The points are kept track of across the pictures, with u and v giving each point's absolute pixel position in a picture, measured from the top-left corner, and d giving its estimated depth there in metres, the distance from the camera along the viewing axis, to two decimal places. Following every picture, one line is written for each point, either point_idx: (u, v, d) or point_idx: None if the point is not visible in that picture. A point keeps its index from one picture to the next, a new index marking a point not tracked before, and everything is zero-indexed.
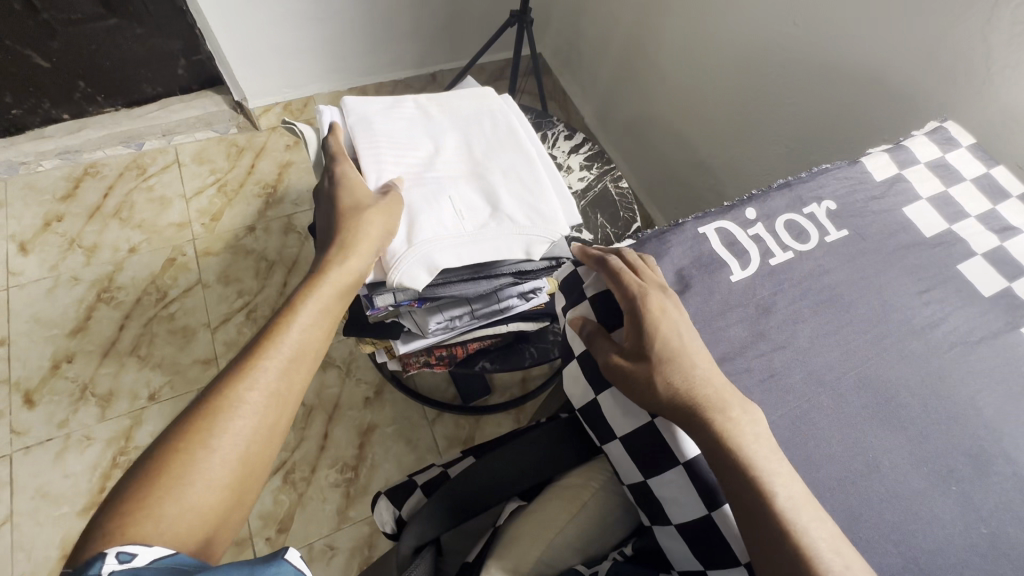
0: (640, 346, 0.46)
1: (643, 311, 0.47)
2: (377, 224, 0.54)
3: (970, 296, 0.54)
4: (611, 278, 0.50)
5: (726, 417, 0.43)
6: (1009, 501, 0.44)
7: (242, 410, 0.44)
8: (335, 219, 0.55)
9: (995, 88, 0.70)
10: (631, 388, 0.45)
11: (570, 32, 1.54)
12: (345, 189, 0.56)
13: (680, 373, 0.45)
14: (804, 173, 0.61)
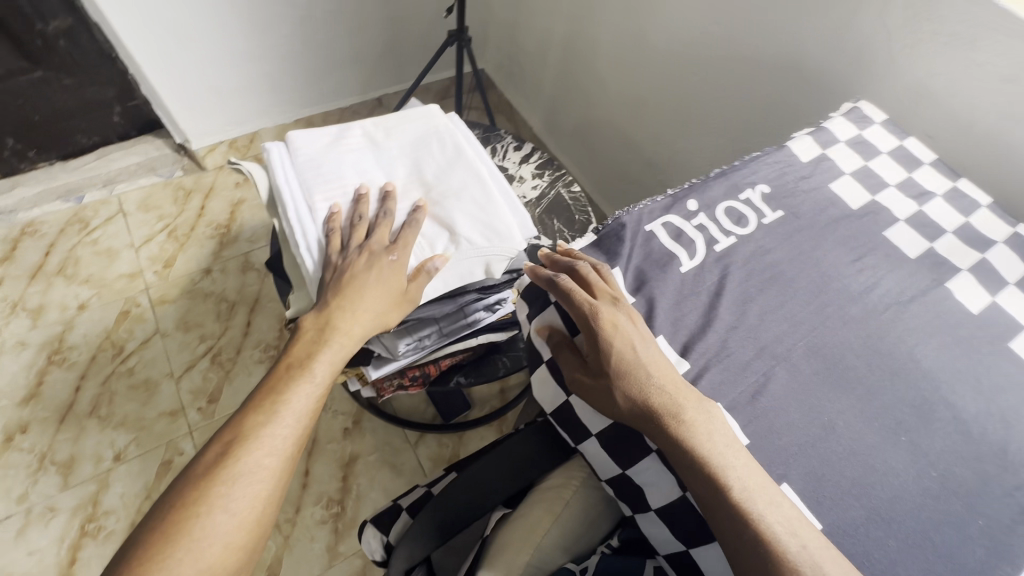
0: (597, 363, 0.48)
1: (594, 329, 0.48)
2: (379, 297, 0.56)
3: (898, 259, 0.58)
4: (561, 296, 0.50)
5: (682, 425, 0.44)
6: (953, 443, 0.48)
7: (257, 475, 0.46)
8: (343, 283, 0.56)
9: (898, 67, 0.75)
10: (595, 403, 0.48)
11: (509, 47, 1.58)
12: (372, 276, 0.56)
13: (637, 386, 0.46)
14: (738, 162, 0.64)
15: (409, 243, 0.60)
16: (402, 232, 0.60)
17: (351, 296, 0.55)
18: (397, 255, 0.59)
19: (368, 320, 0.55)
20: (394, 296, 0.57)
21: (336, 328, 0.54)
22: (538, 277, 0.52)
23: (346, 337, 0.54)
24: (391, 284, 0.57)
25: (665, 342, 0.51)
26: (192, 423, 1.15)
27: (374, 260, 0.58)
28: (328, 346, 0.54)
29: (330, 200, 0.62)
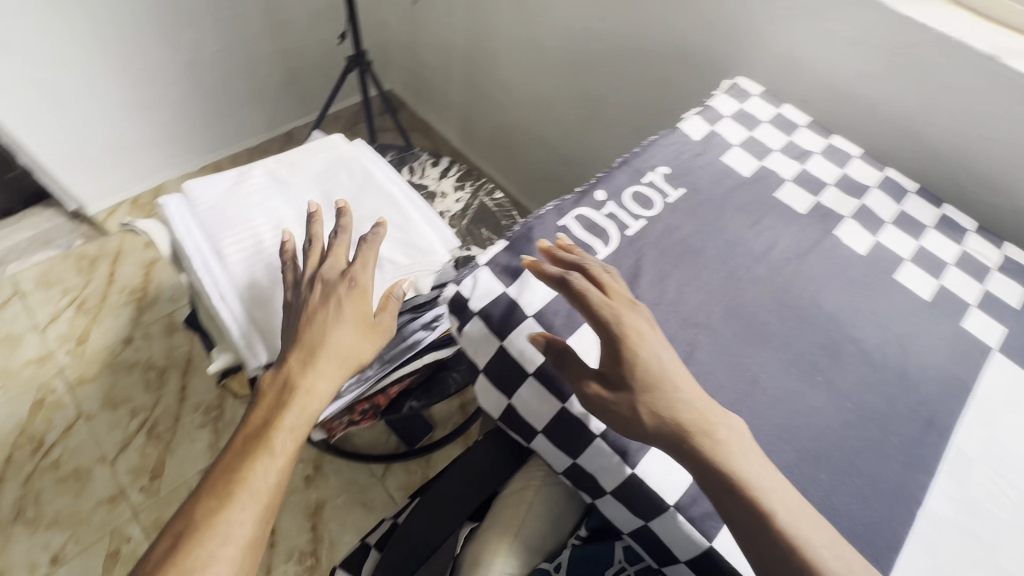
0: (617, 373, 0.44)
1: (618, 335, 0.44)
2: (342, 341, 0.51)
3: (790, 216, 0.63)
4: (576, 299, 0.46)
5: (707, 438, 0.42)
6: (861, 374, 0.53)
7: (214, 566, 0.42)
8: (303, 331, 0.52)
9: (765, 42, 0.82)
10: (613, 417, 0.44)
11: (413, 65, 1.59)
12: (335, 306, 0.53)
13: (663, 397, 0.43)
14: (637, 148, 0.68)
15: (367, 270, 0.56)
16: (359, 260, 0.57)
17: (309, 346, 0.51)
18: (356, 285, 0.54)
19: (330, 370, 0.51)
20: (357, 332, 0.53)
21: (292, 387, 0.49)
22: (549, 277, 0.47)
23: (306, 394, 0.49)
24: (355, 318, 0.53)
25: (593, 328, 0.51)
26: (136, 505, 1.06)
27: (330, 291, 0.54)
28: (284, 409, 0.48)
29: (240, 245, 0.60)
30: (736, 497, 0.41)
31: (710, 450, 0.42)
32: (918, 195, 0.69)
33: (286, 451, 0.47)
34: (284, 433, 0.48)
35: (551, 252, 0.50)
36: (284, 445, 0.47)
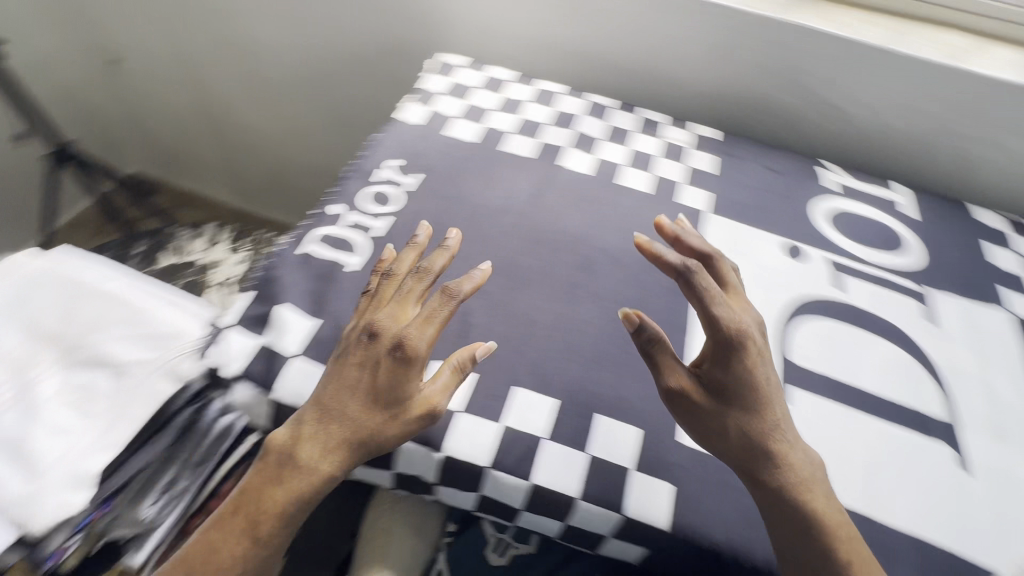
0: (720, 378, 0.43)
1: (735, 336, 0.43)
2: (372, 423, 0.41)
3: (520, 163, 0.69)
4: (694, 287, 0.44)
5: (792, 476, 0.43)
6: (613, 274, 0.59)
7: None
8: (333, 393, 0.42)
9: (454, 16, 0.88)
10: (697, 418, 0.43)
11: (144, 141, 1.40)
12: (380, 375, 0.42)
13: (755, 416, 0.43)
14: (363, 152, 0.68)
15: (434, 330, 0.42)
16: (430, 314, 0.43)
17: (333, 416, 0.42)
18: (404, 356, 0.41)
19: (349, 450, 0.41)
20: (393, 414, 0.42)
21: (296, 462, 0.41)
22: (676, 263, 0.45)
23: (311, 476, 0.41)
24: (393, 393, 0.41)
25: None
26: None
27: (374, 357, 0.42)
28: (281, 485, 0.41)
29: None
30: (796, 529, 0.41)
31: (793, 484, 0.42)
32: (618, 108, 0.79)
33: (273, 533, 0.40)
34: (275, 514, 0.40)
35: (675, 236, 0.50)
36: (267, 526, 0.40)
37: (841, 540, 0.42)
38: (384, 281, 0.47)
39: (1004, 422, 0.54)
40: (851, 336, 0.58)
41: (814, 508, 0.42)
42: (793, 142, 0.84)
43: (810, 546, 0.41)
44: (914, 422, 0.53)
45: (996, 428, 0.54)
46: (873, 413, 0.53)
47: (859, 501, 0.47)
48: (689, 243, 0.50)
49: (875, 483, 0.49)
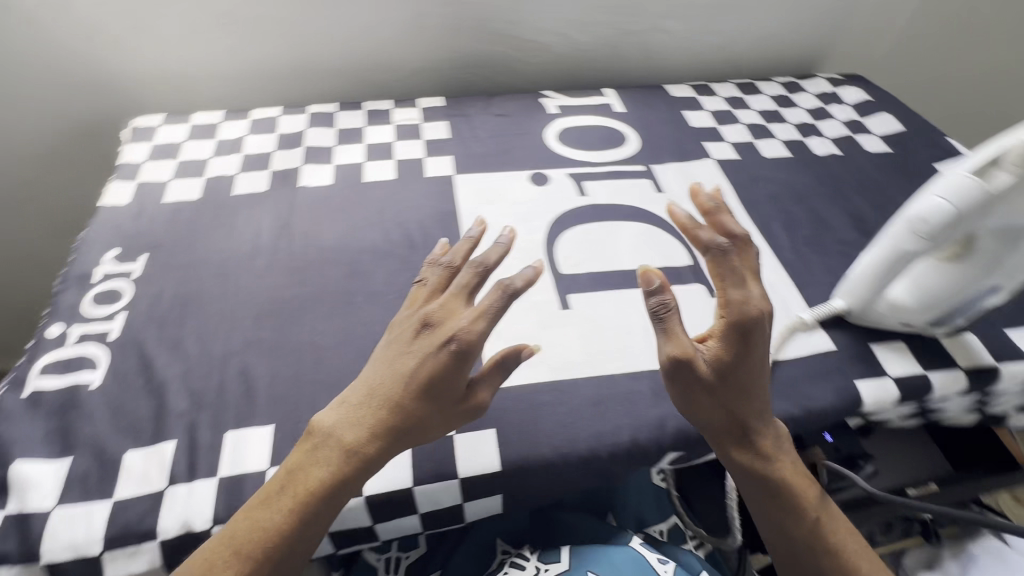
0: (728, 363, 0.42)
1: (750, 328, 0.40)
2: (427, 414, 0.42)
3: (257, 200, 0.66)
4: (719, 268, 0.40)
5: (772, 454, 0.45)
6: (383, 268, 0.60)
7: None
8: (393, 381, 0.42)
9: (135, 75, 0.81)
10: (693, 397, 0.42)
11: None
12: (435, 369, 0.41)
13: (750, 399, 0.43)
14: (70, 257, 0.60)
15: (494, 320, 0.42)
16: (490, 305, 0.42)
17: (379, 404, 0.42)
18: (462, 350, 0.41)
19: (394, 437, 0.41)
20: (441, 405, 0.42)
21: (342, 443, 0.41)
22: (707, 246, 0.40)
23: (355, 461, 0.41)
24: (444, 390, 0.42)
25: (136, 448, 0.46)
26: None
27: (431, 354, 0.42)
28: (325, 462, 0.41)
29: None
30: (766, 496, 0.45)
31: (773, 460, 0.45)
32: (341, 110, 0.79)
33: (313, 511, 0.40)
34: (316, 493, 0.40)
35: (711, 210, 0.42)
36: (307, 505, 0.40)
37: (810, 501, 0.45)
38: (444, 274, 0.47)
39: None
40: (602, 231, 0.66)
41: (789, 481, 0.45)
42: (516, 83, 0.92)
43: (777, 508, 0.45)
44: (668, 277, 0.62)
45: None
46: (637, 285, 0.61)
47: (645, 362, 0.54)
48: (733, 229, 0.41)
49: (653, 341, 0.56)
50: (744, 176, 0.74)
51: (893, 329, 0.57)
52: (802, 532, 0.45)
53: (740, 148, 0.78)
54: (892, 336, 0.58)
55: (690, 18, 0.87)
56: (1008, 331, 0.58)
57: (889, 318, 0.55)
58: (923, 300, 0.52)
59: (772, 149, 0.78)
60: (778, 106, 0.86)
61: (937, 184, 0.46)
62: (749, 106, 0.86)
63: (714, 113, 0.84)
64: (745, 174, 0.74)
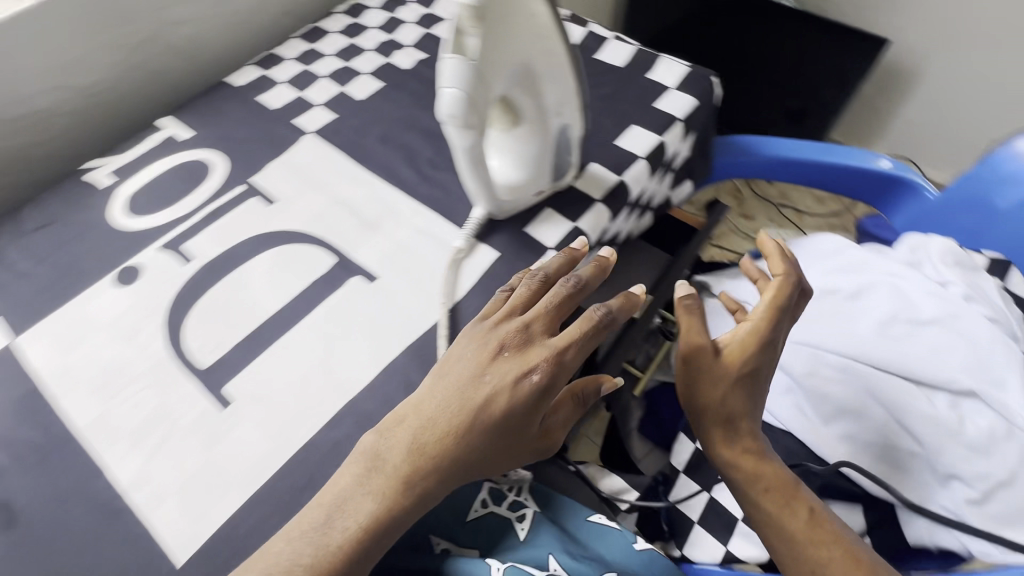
0: (735, 363, 0.47)
1: (772, 332, 0.48)
2: (494, 457, 0.43)
3: None
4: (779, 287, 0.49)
5: (762, 460, 0.48)
6: None
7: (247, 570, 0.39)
8: (477, 412, 0.41)
9: None
10: (699, 373, 0.47)
11: None
12: (512, 394, 0.42)
13: (752, 400, 0.48)
14: None
15: (587, 346, 0.44)
16: (584, 329, 0.44)
17: (465, 429, 0.41)
18: (550, 372, 0.42)
19: (466, 470, 0.42)
20: (512, 442, 0.43)
21: (396, 476, 0.40)
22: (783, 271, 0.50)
23: (417, 498, 0.41)
24: (514, 428, 0.42)
25: None
26: None
27: (515, 383, 0.42)
28: (376, 493, 0.40)
29: None
30: (753, 491, 0.47)
31: (762, 459, 0.48)
32: None
33: (357, 548, 0.39)
34: (365, 528, 0.39)
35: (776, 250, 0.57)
36: (359, 539, 0.39)
37: (798, 498, 0.46)
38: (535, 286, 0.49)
39: (369, 214, 0.60)
40: (230, 286, 0.55)
41: (774, 472, 0.47)
42: (53, 171, 0.71)
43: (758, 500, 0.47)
44: (324, 290, 0.55)
45: (367, 224, 0.59)
46: (294, 321, 0.52)
47: (338, 399, 0.48)
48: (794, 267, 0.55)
49: (338, 370, 0.49)
50: (350, 132, 0.67)
51: (535, 203, 0.58)
52: (788, 525, 0.45)
53: (334, 104, 0.71)
54: (538, 208, 0.58)
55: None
56: (618, 142, 0.63)
57: (520, 198, 0.55)
58: (528, 169, 0.52)
59: (362, 88, 0.72)
60: (351, 38, 0.79)
61: (440, 77, 0.41)
62: (323, 54, 0.77)
63: (291, 82, 0.74)
64: (351, 129, 0.68)
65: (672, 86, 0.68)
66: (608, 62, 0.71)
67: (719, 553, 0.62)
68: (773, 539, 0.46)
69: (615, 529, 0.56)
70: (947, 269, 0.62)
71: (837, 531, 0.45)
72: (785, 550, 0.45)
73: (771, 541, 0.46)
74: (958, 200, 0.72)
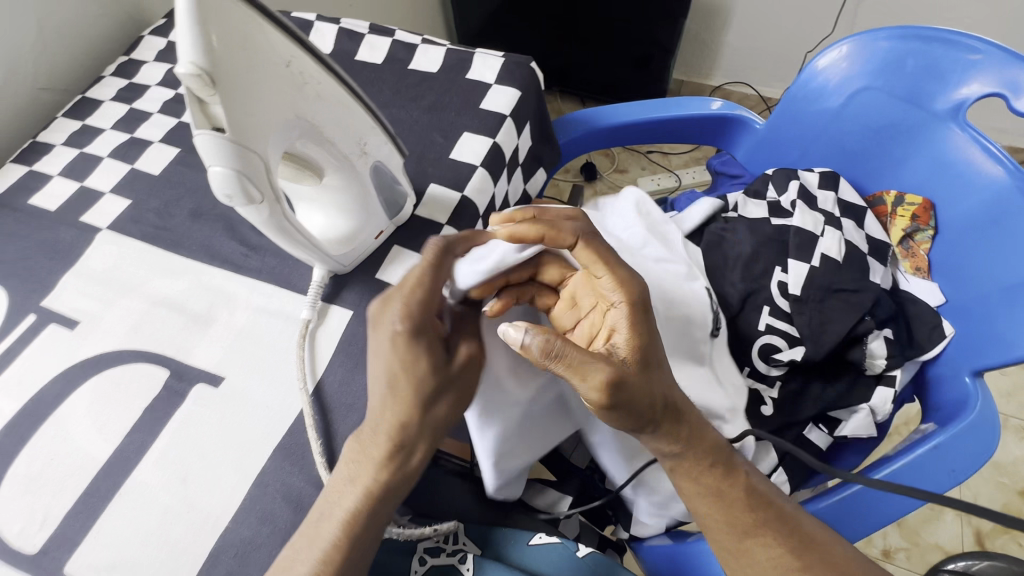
0: (641, 379, 0.40)
1: (635, 285, 0.43)
2: (436, 407, 0.41)
3: None
4: (614, 269, 0.43)
5: (687, 450, 0.43)
6: None
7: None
8: (386, 375, 0.41)
9: None
10: (626, 408, 0.40)
11: None
12: (399, 350, 0.40)
13: (671, 400, 0.42)
14: None
15: (440, 275, 0.42)
16: (433, 262, 0.42)
17: (397, 398, 0.41)
18: (411, 324, 0.40)
19: (421, 430, 0.41)
20: (446, 392, 0.42)
21: (374, 459, 0.40)
22: (572, 237, 0.44)
23: (403, 469, 0.41)
24: (424, 374, 0.41)
25: None
26: None
27: (396, 343, 0.40)
28: (353, 478, 0.40)
29: None
30: (691, 476, 0.43)
31: (693, 450, 0.43)
32: None
33: (345, 541, 0.39)
34: (355, 512, 0.39)
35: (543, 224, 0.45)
36: (347, 529, 0.39)
37: (733, 474, 0.43)
38: None
39: (198, 307, 0.52)
40: (45, 442, 0.46)
41: (704, 458, 0.43)
42: None
43: (698, 478, 0.43)
44: (165, 413, 0.47)
45: (197, 320, 0.52)
46: (136, 462, 0.45)
47: (206, 540, 0.41)
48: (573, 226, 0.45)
49: (203, 503, 0.43)
50: (152, 218, 0.58)
51: (378, 244, 0.53)
52: (731, 503, 0.43)
53: (125, 187, 0.61)
54: (384, 248, 0.54)
55: None
56: (454, 156, 0.60)
57: (363, 247, 0.51)
58: (356, 215, 0.47)
59: (157, 160, 0.63)
60: (131, 103, 0.69)
61: (201, 156, 0.35)
62: (99, 130, 0.66)
63: (66, 172, 0.63)
64: (154, 213, 0.59)
65: (492, 82, 0.65)
66: (422, 70, 0.67)
67: (663, 521, 0.62)
68: (710, 510, 0.43)
69: (559, 543, 0.54)
70: (627, 212, 0.63)
71: (770, 495, 0.44)
72: (722, 526, 0.43)
73: (706, 512, 0.43)
74: (783, 121, 0.77)
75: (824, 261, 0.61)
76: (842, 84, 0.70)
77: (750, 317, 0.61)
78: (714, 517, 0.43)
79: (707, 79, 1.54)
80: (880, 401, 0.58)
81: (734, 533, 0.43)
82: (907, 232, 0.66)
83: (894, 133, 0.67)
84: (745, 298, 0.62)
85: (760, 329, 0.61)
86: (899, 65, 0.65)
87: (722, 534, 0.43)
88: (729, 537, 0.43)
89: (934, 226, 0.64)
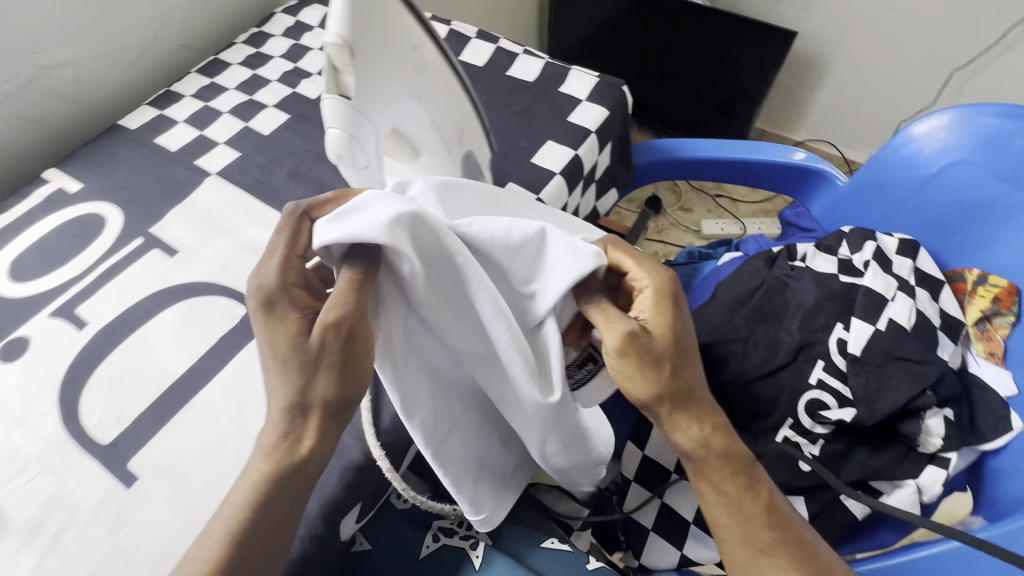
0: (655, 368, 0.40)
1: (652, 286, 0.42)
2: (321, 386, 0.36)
3: None
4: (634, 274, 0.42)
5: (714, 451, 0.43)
6: None
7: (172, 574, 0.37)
8: (266, 355, 0.37)
9: None
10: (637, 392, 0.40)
11: None
12: (265, 331, 0.36)
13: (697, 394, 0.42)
14: None
15: (298, 244, 0.37)
16: (285, 230, 0.37)
17: (280, 377, 0.37)
18: (266, 299, 0.35)
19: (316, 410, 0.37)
20: (320, 368, 0.35)
21: (269, 443, 0.38)
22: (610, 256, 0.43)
23: (296, 453, 0.37)
24: (289, 352, 0.35)
25: None
26: None
27: (264, 325, 0.36)
28: (250, 471, 0.38)
29: None
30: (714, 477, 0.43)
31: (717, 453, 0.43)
32: None
33: (243, 529, 0.37)
34: (254, 503, 0.37)
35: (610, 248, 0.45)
36: (243, 519, 0.37)
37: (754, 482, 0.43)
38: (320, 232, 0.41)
39: None
40: (132, 349, 0.51)
41: (731, 463, 0.43)
42: None
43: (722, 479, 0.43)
44: (238, 345, 0.51)
45: None
46: (205, 382, 0.49)
47: None
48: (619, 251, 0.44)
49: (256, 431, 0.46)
50: (255, 171, 0.64)
51: None
52: (752, 510, 0.42)
53: (237, 141, 0.67)
54: None
55: (82, 41, 0.68)
56: (533, 160, 0.63)
57: None
58: None
59: (268, 123, 0.69)
60: (255, 69, 0.76)
61: (323, 119, 0.38)
62: (224, 88, 0.74)
63: (190, 120, 0.70)
64: (257, 167, 0.65)
65: (583, 99, 0.68)
66: (518, 78, 0.70)
67: (675, 557, 0.61)
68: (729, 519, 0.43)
69: (571, 551, 0.54)
70: None
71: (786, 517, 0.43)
72: (734, 529, 0.43)
73: (723, 515, 0.43)
74: (868, 183, 0.76)
75: (889, 325, 0.59)
76: (936, 155, 0.68)
77: (802, 368, 0.60)
78: (731, 520, 0.43)
79: (790, 132, 1.52)
80: (928, 479, 0.56)
81: (747, 542, 0.42)
82: (986, 313, 0.62)
83: (987, 212, 0.65)
84: (800, 348, 0.61)
85: (811, 382, 0.60)
86: (1003, 143, 0.63)
87: (734, 537, 0.43)
88: (739, 544, 0.43)
89: (1016, 313, 0.60)
